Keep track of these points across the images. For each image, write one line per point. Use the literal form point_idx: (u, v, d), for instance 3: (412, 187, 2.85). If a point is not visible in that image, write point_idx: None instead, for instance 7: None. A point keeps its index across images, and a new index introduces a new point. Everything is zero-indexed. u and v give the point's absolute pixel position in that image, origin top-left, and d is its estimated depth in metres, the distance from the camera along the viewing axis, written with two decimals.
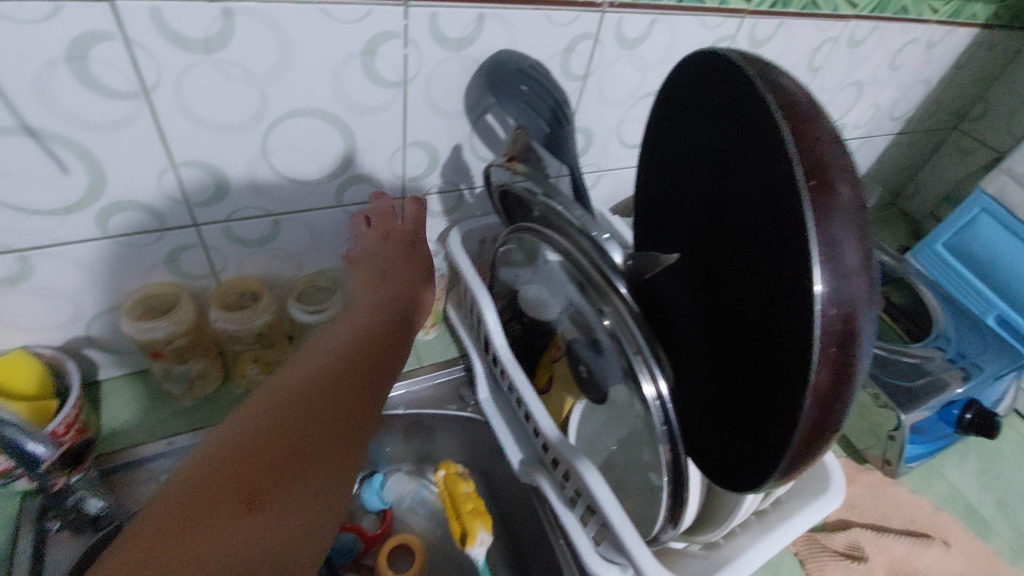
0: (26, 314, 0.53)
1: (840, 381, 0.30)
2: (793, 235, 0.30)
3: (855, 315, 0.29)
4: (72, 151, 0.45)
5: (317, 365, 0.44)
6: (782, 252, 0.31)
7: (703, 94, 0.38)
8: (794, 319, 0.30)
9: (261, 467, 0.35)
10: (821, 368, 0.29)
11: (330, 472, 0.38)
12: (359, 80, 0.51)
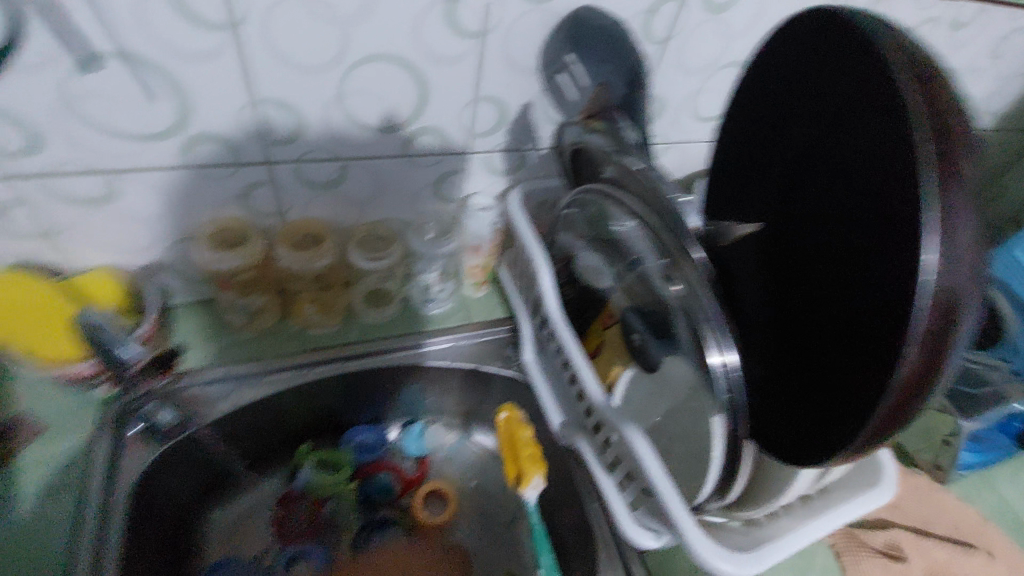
0: (109, 235, 0.56)
1: (931, 371, 0.29)
2: (907, 208, 0.29)
3: (957, 305, 0.27)
4: (163, 78, 0.46)
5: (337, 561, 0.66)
6: (894, 221, 0.30)
7: (815, 56, 0.37)
8: (898, 292, 0.29)
9: None
10: (912, 355, 0.28)
11: None
12: (438, 27, 0.51)
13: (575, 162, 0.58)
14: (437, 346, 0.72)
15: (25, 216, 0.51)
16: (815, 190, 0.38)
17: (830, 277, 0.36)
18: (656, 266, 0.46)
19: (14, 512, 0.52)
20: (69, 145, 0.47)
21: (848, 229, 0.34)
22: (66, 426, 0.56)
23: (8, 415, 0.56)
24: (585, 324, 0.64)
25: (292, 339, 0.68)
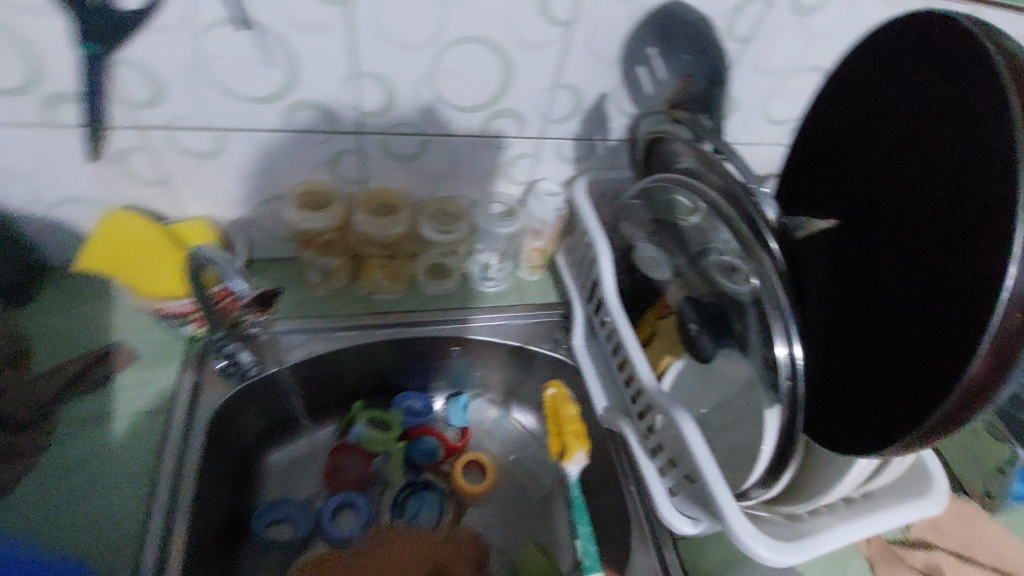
0: (210, 187, 0.61)
1: (1000, 371, 0.29)
2: (996, 210, 0.30)
3: None
4: (279, 46, 0.50)
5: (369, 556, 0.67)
6: (981, 222, 0.31)
7: (920, 63, 0.38)
8: (977, 290, 0.30)
9: None
10: (983, 352, 0.29)
11: None
12: (531, 14, 0.53)
13: (648, 154, 0.60)
14: (492, 322, 0.75)
15: (143, 163, 0.56)
16: (902, 193, 0.39)
17: (908, 276, 0.37)
18: (735, 255, 0.47)
19: (109, 429, 0.56)
20: (191, 101, 0.52)
21: (934, 231, 0.35)
22: (159, 357, 0.62)
23: (108, 341, 0.62)
24: (638, 313, 0.66)
25: (358, 302, 0.72)
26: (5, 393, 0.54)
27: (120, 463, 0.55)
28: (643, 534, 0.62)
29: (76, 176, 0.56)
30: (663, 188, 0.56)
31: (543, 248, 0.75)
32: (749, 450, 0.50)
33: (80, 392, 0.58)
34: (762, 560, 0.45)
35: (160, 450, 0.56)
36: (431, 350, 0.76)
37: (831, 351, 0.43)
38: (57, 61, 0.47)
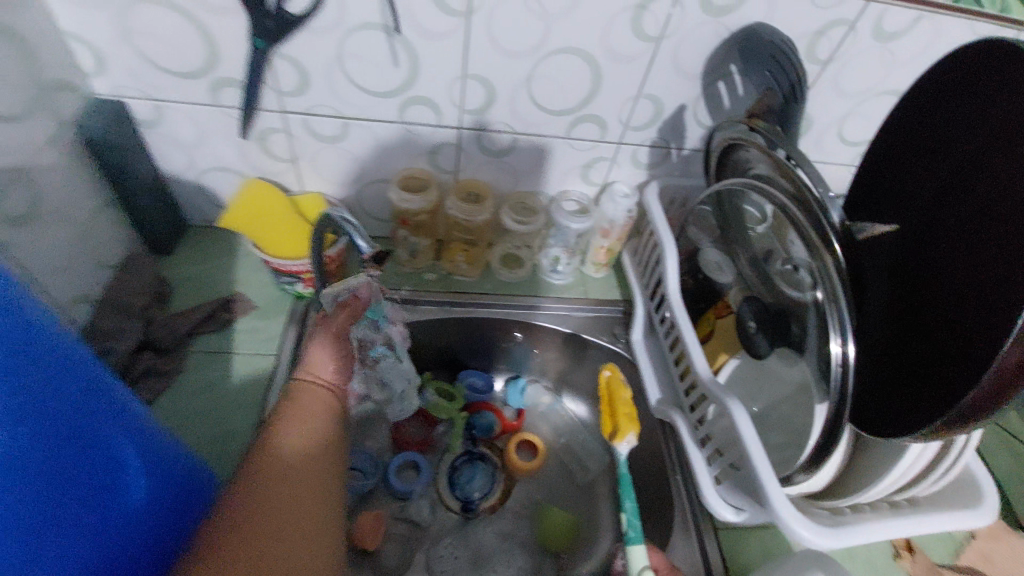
0: (329, 167, 0.71)
1: None
2: None
3: None
4: (406, 50, 0.59)
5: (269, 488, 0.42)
6: None
7: (998, 82, 0.40)
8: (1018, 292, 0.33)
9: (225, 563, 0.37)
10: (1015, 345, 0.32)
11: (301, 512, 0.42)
12: (625, 29, 0.59)
13: (720, 163, 0.64)
14: (557, 310, 0.81)
15: (280, 141, 0.66)
16: (964, 203, 0.41)
17: (958, 281, 0.39)
18: (800, 256, 0.51)
19: (228, 363, 0.66)
20: (327, 92, 0.62)
21: (991, 238, 0.37)
22: (272, 308, 0.72)
23: (232, 291, 0.72)
24: (698, 312, 0.70)
25: (439, 282, 0.80)
26: (152, 323, 0.65)
27: (235, 392, 0.64)
28: (686, 520, 0.66)
29: (225, 148, 0.67)
30: (731, 195, 0.60)
31: (610, 246, 0.80)
32: (796, 441, 0.54)
33: (205, 331, 0.68)
34: (802, 541, 0.48)
35: (268, 385, 0.65)
36: (497, 331, 0.83)
37: (880, 351, 0.45)
38: (230, 52, 0.57)
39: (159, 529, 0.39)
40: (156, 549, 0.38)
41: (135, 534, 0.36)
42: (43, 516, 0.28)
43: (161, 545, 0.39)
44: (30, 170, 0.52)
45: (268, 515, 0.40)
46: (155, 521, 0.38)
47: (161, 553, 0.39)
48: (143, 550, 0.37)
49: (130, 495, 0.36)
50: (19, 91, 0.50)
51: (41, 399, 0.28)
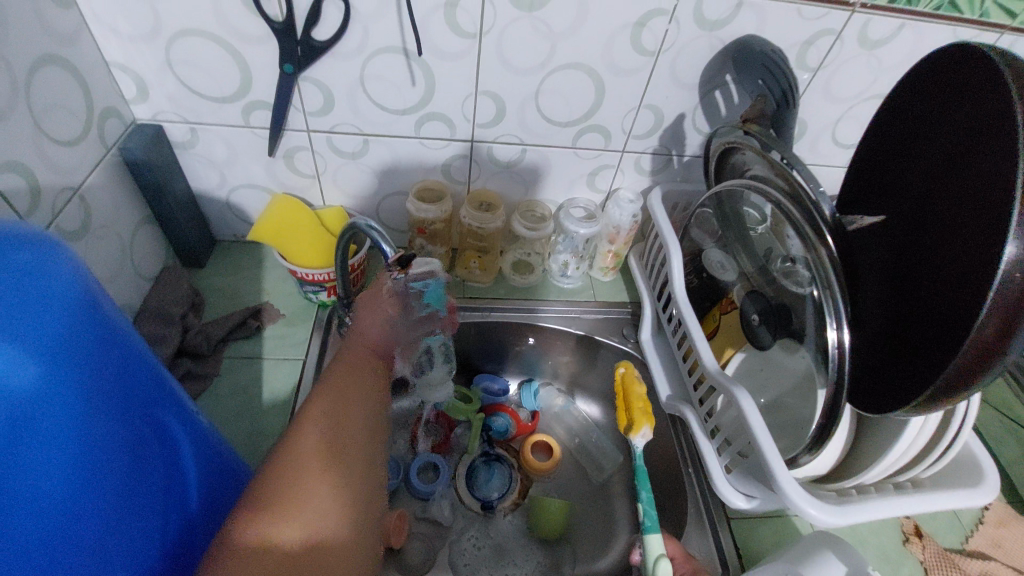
0: (350, 181, 0.75)
1: (1007, 334, 0.35)
2: (1003, 209, 0.36)
3: None
4: (422, 70, 0.64)
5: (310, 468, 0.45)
6: (994, 217, 0.37)
7: (959, 80, 0.43)
8: (988, 272, 0.36)
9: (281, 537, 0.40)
10: (986, 320, 0.35)
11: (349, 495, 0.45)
12: (626, 45, 0.63)
13: (719, 167, 0.68)
14: (568, 313, 0.85)
15: (305, 158, 0.71)
16: (942, 192, 0.43)
17: (945, 264, 0.41)
18: (795, 250, 0.54)
19: (259, 368, 0.70)
20: (350, 111, 0.67)
21: (964, 223, 0.40)
22: (298, 315, 0.76)
23: (260, 300, 0.76)
24: (704, 310, 0.73)
25: (455, 285, 0.85)
26: (187, 331, 0.69)
27: (266, 393, 0.68)
28: (699, 510, 0.68)
29: (254, 166, 0.72)
30: (729, 197, 0.64)
31: (617, 250, 0.84)
32: (801, 425, 0.56)
33: (237, 337, 0.72)
34: (812, 519, 0.50)
35: (297, 387, 0.69)
36: (510, 334, 0.86)
37: (879, 333, 0.48)
38: (261, 77, 0.62)
39: (208, 507, 0.44)
40: (203, 517, 0.43)
41: (189, 511, 0.41)
42: (124, 492, 0.33)
43: (210, 523, 0.44)
44: (82, 190, 0.57)
45: (317, 501, 0.43)
46: (205, 500, 0.43)
47: (209, 532, 0.44)
48: (196, 527, 0.42)
49: (184, 478, 0.40)
50: (74, 117, 0.55)
51: (117, 397, 0.33)
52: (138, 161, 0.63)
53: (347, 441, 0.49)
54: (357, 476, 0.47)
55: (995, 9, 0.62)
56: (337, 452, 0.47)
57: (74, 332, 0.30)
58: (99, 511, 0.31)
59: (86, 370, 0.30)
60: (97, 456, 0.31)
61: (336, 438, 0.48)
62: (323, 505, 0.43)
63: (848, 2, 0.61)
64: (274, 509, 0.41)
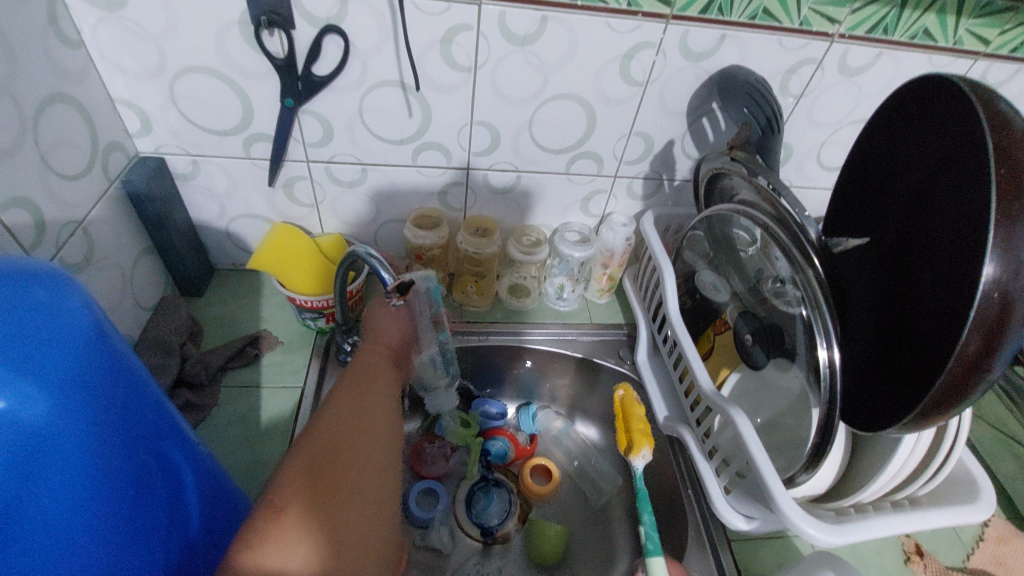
0: (348, 208, 0.77)
1: (989, 352, 0.36)
2: (980, 229, 0.37)
3: (1012, 307, 0.34)
4: (419, 102, 0.66)
5: (304, 485, 0.45)
6: (971, 238, 0.38)
7: (931, 109, 0.45)
8: (967, 290, 0.37)
9: (283, 551, 0.41)
10: (969, 336, 0.36)
11: (351, 509, 0.46)
12: (616, 76, 0.66)
13: (708, 190, 0.70)
14: (564, 335, 0.85)
15: (304, 188, 0.73)
16: (922, 212, 0.45)
17: (929, 284, 0.42)
18: (784, 270, 0.55)
19: (258, 395, 0.70)
20: (349, 142, 0.68)
21: (944, 242, 0.41)
22: (296, 343, 0.76)
23: (258, 328, 0.77)
24: (699, 330, 0.74)
25: (453, 310, 0.85)
26: (186, 360, 0.69)
27: (265, 421, 0.68)
28: (700, 532, 0.68)
29: (254, 196, 0.73)
30: (718, 219, 0.66)
31: (611, 273, 0.85)
32: (797, 443, 0.57)
33: (236, 366, 0.72)
34: (811, 539, 0.51)
35: (296, 414, 0.69)
36: (506, 358, 0.86)
37: (868, 353, 0.48)
38: (262, 111, 0.64)
39: (210, 538, 0.44)
40: (202, 547, 0.43)
41: (191, 542, 0.41)
42: (128, 527, 0.33)
43: (212, 553, 0.45)
44: (85, 223, 0.58)
45: (318, 516, 0.44)
46: (207, 531, 0.44)
47: (209, 560, 0.44)
48: (197, 558, 0.42)
49: (189, 509, 0.41)
50: (79, 152, 0.57)
51: (123, 431, 0.33)
52: (140, 192, 0.65)
53: (341, 466, 0.48)
54: (358, 491, 0.47)
55: (968, 37, 0.65)
56: (329, 480, 0.46)
57: (89, 367, 0.31)
58: (100, 543, 0.32)
59: (99, 404, 0.31)
60: (101, 490, 0.31)
61: (321, 477, 0.46)
62: (321, 547, 0.42)
63: (827, 33, 0.63)
64: (259, 559, 0.39)
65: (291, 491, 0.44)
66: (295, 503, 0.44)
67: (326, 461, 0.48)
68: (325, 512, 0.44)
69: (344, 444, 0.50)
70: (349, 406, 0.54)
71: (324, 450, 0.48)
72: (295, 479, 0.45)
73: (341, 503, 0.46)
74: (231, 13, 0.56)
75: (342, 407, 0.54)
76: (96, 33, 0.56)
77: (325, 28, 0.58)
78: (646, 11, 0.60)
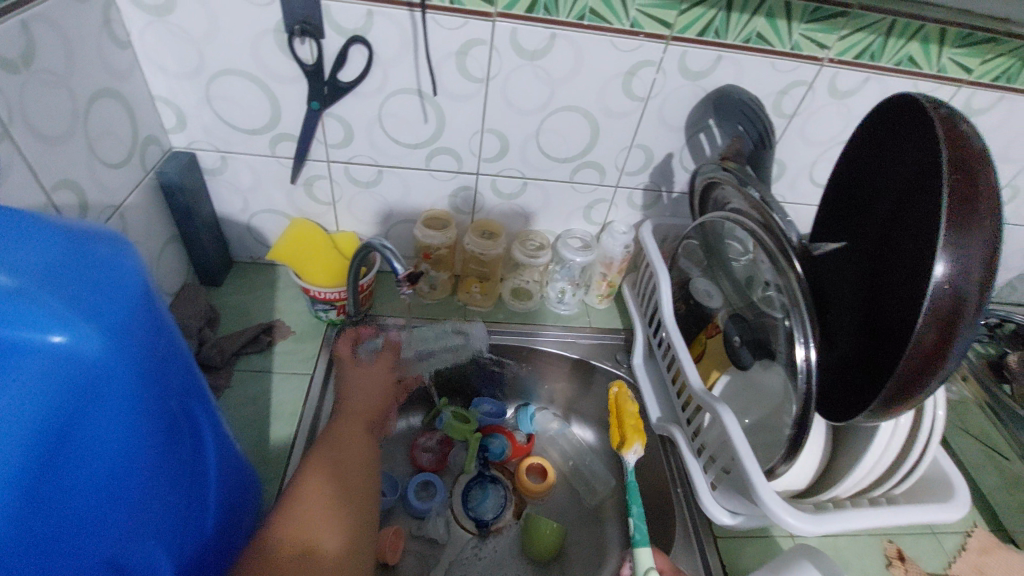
0: (363, 208, 0.81)
1: (943, 342, 0.39)
2: (934, 232, 0.41)
3: (961, 302, 0.38)
4: (434, 109, 0.70)
5: (345, 467, 0.61)
6: (928, 241, 0.42)
7: (902, 126, 0.49)
8: (924, 285, 0.41)
9: (306, 533, 0.53)
10: (927, 326, 0.39)
11: (353, 502, 0.59)
12: (618, 92, 0.70)
13: (703, 200, 0.74)
14: (564, 337, 0.89)
15: (323, 187, 0.78)
16: (891, 220, 0.49)
17: (895, 283, 0.46)
18: (770, 274, 0.58)
19: (269, 379, 0.74)
20: (368, 144, 0.73)
21: (907, 248, 0.45)
22: (307, 333, 0.80)
23: (273, 317, 0.81)
24: (692, 335, 0.77)
25: (456, 309, 0.89)
26: (203, 344, 0.73)
27: (275, 404, 0.71)
28: (687, 527, 0.70)
29: (276, 193, 0.78)
30: (712, 227, 0.69)
31: (611, 279, 0.89)
32: (776, 436, 0.59)
33: (249, 352, 0.76)
34: (791, 528, 0.53)
35: (305, 400, 0.73)
36: (508, 357, 0.90)
37: (843, 349, 0.52)
38: (289, 113, 0.69)
39: (222, 488, 0.49)
40: (214, 494, 0.47)
41: (206, 489, 0.46)
42: (157, 467, 0.38)
43: (223, 503, 0.49)
44: (121, 208, 0.63)
45: (321, 515, 0.55)
46: (220, 482, 0.48)
47: (219, 507, 0.48)
48: (207, 504, 0.46)
49: (205, 455, 0.45)
50: (122, 143, 0.62)
51: (161, 378, 0.37)
52: (172, 183, 0.69)
53: (339, 477, 0.60)
54: (351, 494, 0.59)
55: (951, 65, 0.69)
56: (332, 487, 0.58)
57: (143, 318, 0.35)
58: (138, 476, 0.36)
59: (145, 353, 0.35)
60: (142, 429, 0.36)
61: (326, 486, 0.58)
62: (328, 532, 0.54)
63: (817, 57, 0.68)
64: (309, 524, 0.54)
65: (308, 497, 0.57)
66: (315, 501, 0.56)
67: (329, 472, 0.60)
68: (358, 485, 0.61)
69: (340, 458, 0.62)
70: (347, 427, 0.66)
71: (337, 460, 0.62)
72: (308, 487, 0.58)
73: (343, 500, 0.58)
74: (268, 22, 0.61)
75: (342, 428, 0.66)
76: (144, 36, 0.62)
77: (352, 38, 0.63)
78: (648, 31, 0.65)
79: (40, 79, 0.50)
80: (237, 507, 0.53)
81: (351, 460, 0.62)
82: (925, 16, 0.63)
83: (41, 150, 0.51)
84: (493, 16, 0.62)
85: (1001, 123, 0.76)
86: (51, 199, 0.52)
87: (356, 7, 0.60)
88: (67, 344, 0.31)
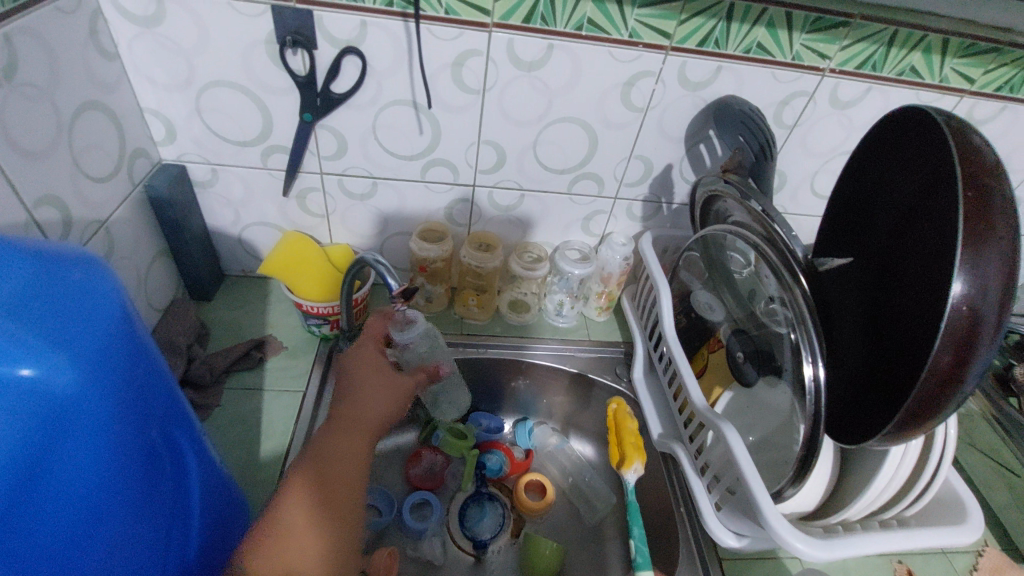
0: (357, 221, 0.80)
1: (959, 366, 0.38)
2: (949, 253, 0.40)
3: (979, 321, 0.37)
4: (429, 121, 0.69)
5: (340, 464, 0.59)
6: (943, 261, 0.41)
7: (914, 140, 0.47)
8: (938, 310, 0.40)
9: (294, 534, 0.52)
10: (941, 349, 0.38)
11: (344, 504, 0.57)
12: (618, 102, 0.69)
13: (705, 211, 0.73)
14: (563, 351, 0.87)
15: (316, 199, 0.76)
16: (904, 236, 0.47)
17: (909, 304, 0.44)
18: (776, 290, 0.56)
19: (261, 398, 0.72)
20: (362, 156, 0.72)
21: (921, 269, 0.44)
22: (301, 348, 0.78)
23: (265, 332, 0.79)
24: (693, 349, 0.75)
25: (453, 322, 0.88)
26: (192, 361, 0.71)
27: (265, 423, 0.69)
28: (691, 548, 0.68)
29: (268, 205, 0.76)
30: (713, 239, 0.68)
31: (610, 291, 0.87)
32: (785, 455, 0.57)
33: (240, 368, 0.74)
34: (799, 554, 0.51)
35: (297, 418, 0.70)
36: (505, 372, 0.88)
37: (852, 370, 0.50)
38: (281, 124, 0.68)
39: (207, 517, 0.46)
40: (199, 524, 0.45)
41: (188, 519, 0.43)
42: (136, 499, 0.36)
43: (206, 532, 0.46)
44: (108, 224, 0.61)
45: (308, 518, 0.54)
46: (204, 510, 0.46)
47: (203, 536, 0.46)
48: (191, 533, 0.44)
49: (189, 485, 0.43)
50: (109, 157, 0.60)
51: (140, 408, 0.35)
52: (160, 197, 0.68)
53: (334, 474, 0.58)
54: (342, 493, 0.57)
55: (953, 75, 0.68)
56: (324, 483, 0.57)
57: (121, 348, 0.33)
58: (114, 513, 0.34)
59: (125, 380, 0.33)
60: (119, 462, 0.34)
61: (320, 484, 0.57)
62: (316, 537, 0.53)
63: (818, 67, 0.67)
64: (295, 528, 0.53)
65: (296, 496, 0.55)
66: (304, 499, 0.55)
67: (325, 467, 0.58)
68: (348, 483, 0.58)
69: (333, 453, 0.60)
70: (345, 416, 0.64)
71: (332, 454, 0.60)
72: (297, 486, 0.56)
73: (334, 500, 0.56)
74: (259, 33, 0.60)
75: (341, 420, 0.63)
76: (132, 47, 0.60)
77: (345, 49, 0.61)
78: (647, 42, 0.64)
79: (22, 93, 0.48)
80: (223, 534, 0.50)
81: (347, 454, 0.60)
82: (927, 26, 0.62)
83: (23, 165, 0.49)
84: (489, 26, 0.61)
85: (1002, 133, 0.75)
86: (33, 216, 0.50)
87: (349, 17, 0.59)
88: (36, 376, 0.29)
